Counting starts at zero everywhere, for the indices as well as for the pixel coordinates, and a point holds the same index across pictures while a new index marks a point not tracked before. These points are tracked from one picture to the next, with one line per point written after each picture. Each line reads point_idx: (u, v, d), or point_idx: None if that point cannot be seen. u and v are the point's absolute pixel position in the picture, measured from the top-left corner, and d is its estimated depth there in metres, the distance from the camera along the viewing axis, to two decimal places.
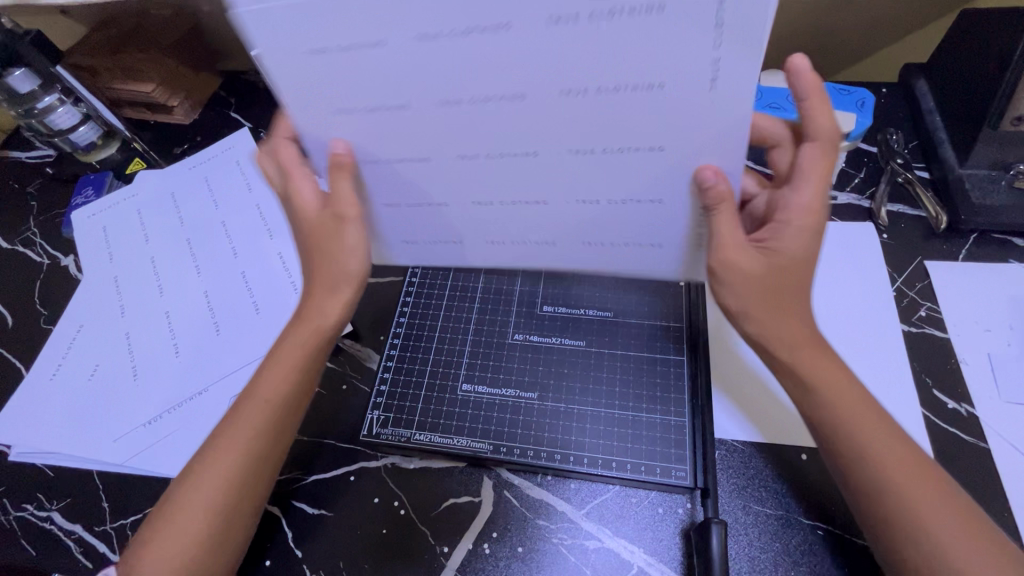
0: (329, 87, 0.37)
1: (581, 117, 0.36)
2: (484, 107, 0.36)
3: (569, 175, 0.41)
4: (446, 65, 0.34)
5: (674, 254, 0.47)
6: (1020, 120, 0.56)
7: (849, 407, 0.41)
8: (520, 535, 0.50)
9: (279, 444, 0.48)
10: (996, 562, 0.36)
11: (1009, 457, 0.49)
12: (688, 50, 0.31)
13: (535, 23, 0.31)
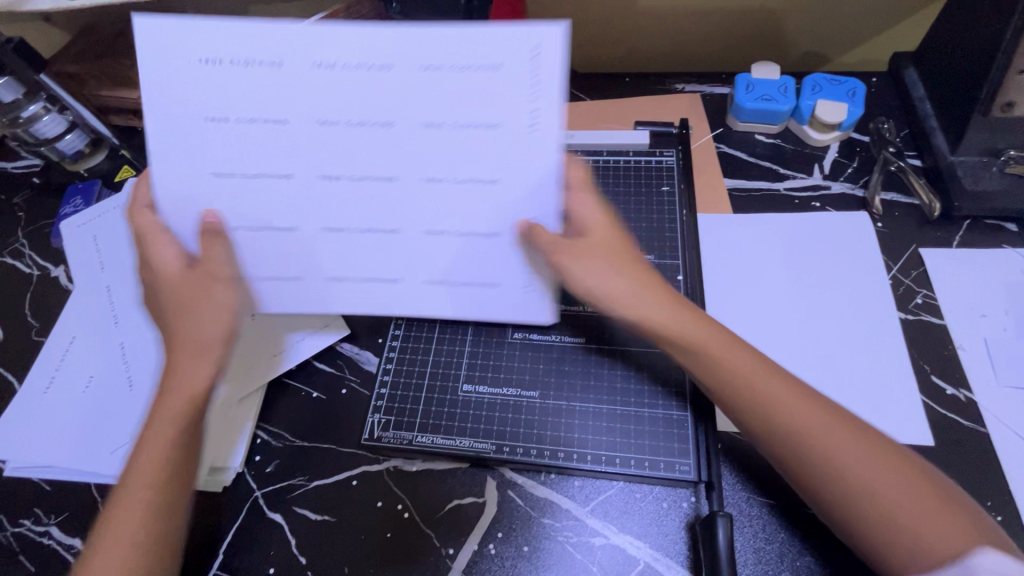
0: (197, 106, 0.40)
1: (431, 147, 0.40)
2: (351, 130, 0.40)
3: (427, 207, 0.43)
4: (335, 102, 0.40)
5: (522, 291, 0.48)
6: (1010, 106, 0.57)
7: (779, 395, 0.43)
8: (526, 533, 0.50)
9: (172, 530, 0.43)
10: (874, 455, 0.41)
11: (1008, 441, 0.49)
12: (502, 95, 0.38)
13: (409, 71, 0.38)
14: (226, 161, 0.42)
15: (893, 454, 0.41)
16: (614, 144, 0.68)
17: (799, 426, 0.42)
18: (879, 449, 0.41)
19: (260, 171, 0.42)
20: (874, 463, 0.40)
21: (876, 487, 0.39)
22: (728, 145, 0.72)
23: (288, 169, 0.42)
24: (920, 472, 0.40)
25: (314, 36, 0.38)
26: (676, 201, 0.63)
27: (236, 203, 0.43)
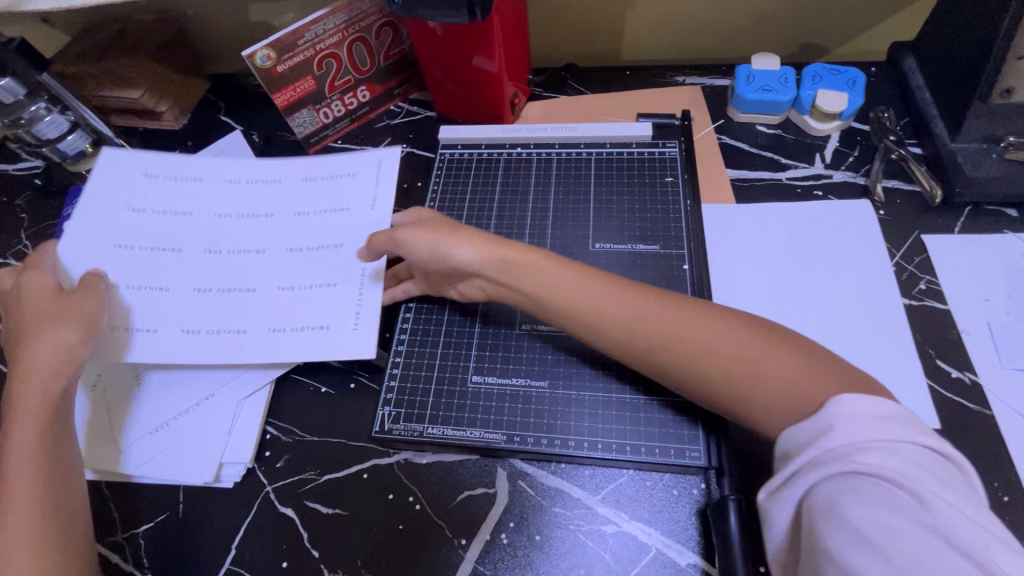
0: (182, 197, 0.63)
1: (279, 227, 0.63)
2: (213, 216, 0.63)
3: (272, 268, 0.61)
4: (269, 192, 0.66)
5: (344, 329, 0.56)
6: (1008, 92, 0.58)
7: (644, 313, 0.46)
8: (538, 523, 0.50)
9: (71, 477, 0.47)
10: (745, 338, 0.43)
11: (1014, 423, 0.50)
12: (323, 189, 0.65)
13: (221, 186, 0.65)
14: (185, 234, 0.62)
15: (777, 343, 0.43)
16: (617, 136, 0.68)
17: (665, 337, 0.45)
18: (750, 334, 0.43)
19: (172, 241, 0.61)
20: (761, 355, 0.42)
21: (746, 373, 0.42)
22: (730, 136, 0.72)
23: (180, 245, 0.61)
24: (782, 339, 0.43)
25: (235, 171, 0.66)
26: (679, 192, 0.64)
27: (164, 266, 0.60)
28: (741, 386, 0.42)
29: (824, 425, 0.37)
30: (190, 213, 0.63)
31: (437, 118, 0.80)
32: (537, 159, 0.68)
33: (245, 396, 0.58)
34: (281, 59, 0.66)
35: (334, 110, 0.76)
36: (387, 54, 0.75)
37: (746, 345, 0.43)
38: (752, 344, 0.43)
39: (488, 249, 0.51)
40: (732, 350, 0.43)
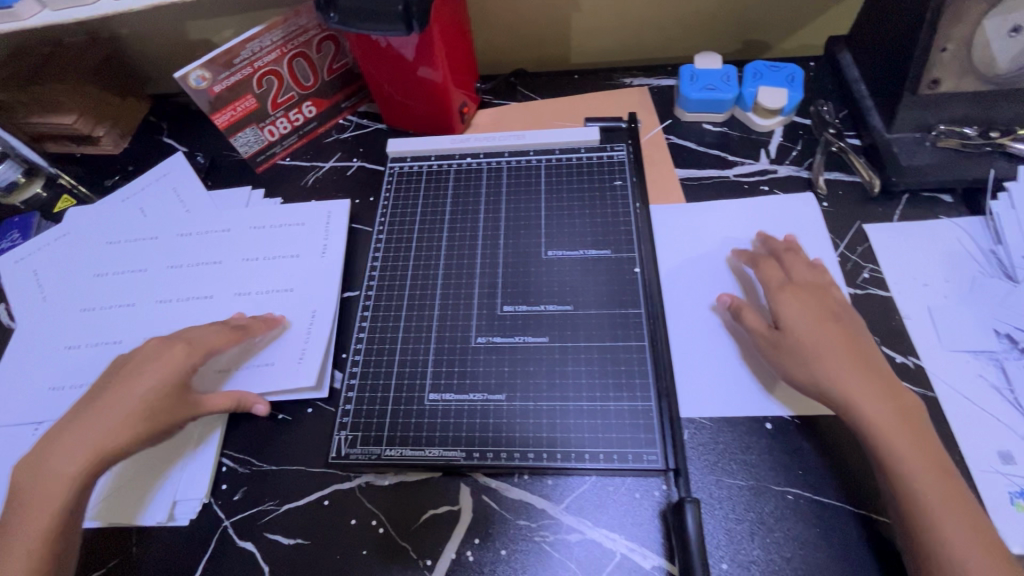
0: (138, 255, 0.69)
1: (227, 273, 0.66)
2: (165, 270, 0.67)
3: (220, 311, 0.63)
4: (216, 240, 0.69)
5: (284, 365, 0.58)
6: (935, 83, 0.60)
7: (952, 504, 0.43)
8: (502, 537, 0.50)
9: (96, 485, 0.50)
10: None
11: (956, 403, 0.51)
12: (270, 234, 0.69)
13: (172, 239, 0.70)
14: (138, 290, 0.66)
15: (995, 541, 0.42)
16: (566, 142, 0.68)
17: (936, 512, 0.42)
18: None
19: (123, 298, 0.66)
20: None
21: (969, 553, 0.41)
22: (678, 136, 0.73)
23: (133, 300, 0.65)
24: None
25: (184, 224, 0.71)
26: (628, 194, 0.64)
27: (118, 320, 0.64)
28: (956, 560, 0.41)
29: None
30: (144, 270, 0.67)
31: (388, 130, 0.79)
32: (487, 168, 0.68)
33: (198, 430, 0.57)
34: (218, 78, 0.64)
35: (280, 127, 0.74)
36: (331, 68, 0.73)
37: (971, 523, 0.42)
38: (980, 532, 0.42)
39: (839, 364, 0.48)
40: (957, 520, 0.42)
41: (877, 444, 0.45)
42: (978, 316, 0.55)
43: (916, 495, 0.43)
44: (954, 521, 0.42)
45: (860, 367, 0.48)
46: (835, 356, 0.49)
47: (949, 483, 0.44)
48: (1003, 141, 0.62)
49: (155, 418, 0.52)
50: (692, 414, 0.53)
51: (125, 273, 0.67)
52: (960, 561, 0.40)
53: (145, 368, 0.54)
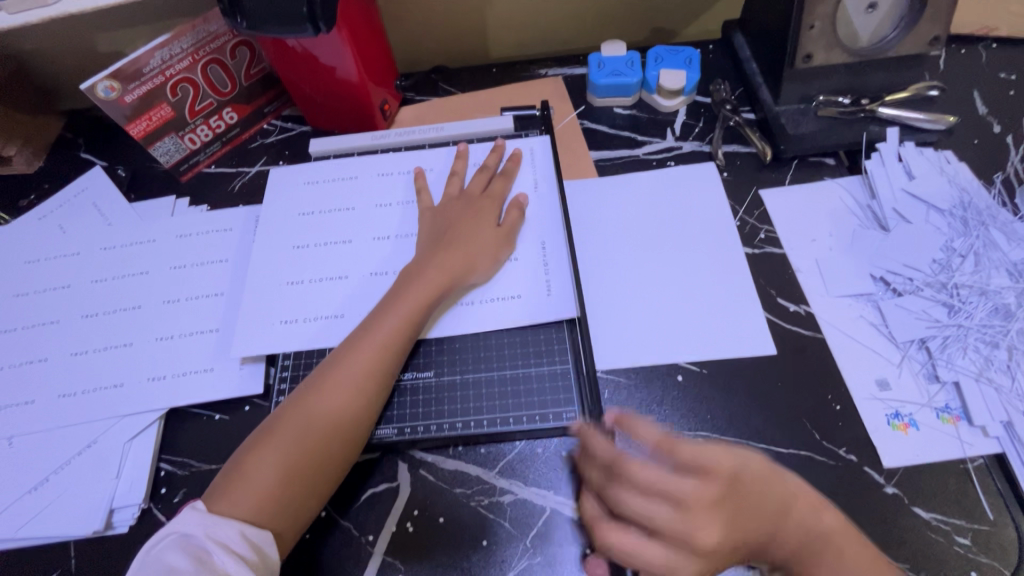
0: (59, 271, 0.68)
1: (154, 285, 0.66)
2: (90, 284, 0.66)
3: (149, 322, 0.63)
4: (140, 251, 0.68)
5: (220, 373, 0.60)
6: (809, 57, 0.66)
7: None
8: (440, 505, 0.52)
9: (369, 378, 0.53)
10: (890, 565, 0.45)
11: (842, 342, 0.57)
12: (198, 242, 0.69)
13: (95, 252, 0.69)
14: (61, 306, 0.65)
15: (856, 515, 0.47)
16: (482, 131, 0.71)
17: None
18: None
19: (45, 317, 0.64)
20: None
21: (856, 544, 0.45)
22: (591, 120, 0.77)
23: (57, 317, 0.64)
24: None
25: (106, 237, 0.70)
26: (541, 171, 0.67)
27: (41, 339, 0.63)
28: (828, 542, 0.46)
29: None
30: (68, 285, 0.66)
31: (312, 132, 0.80)
32: (407, 158, 0.70)
33: (132, 438, 0.57)
34: (127, 88, 0.64)
35: (201, 134, 0.74)
36: (248, 73, 0.74)
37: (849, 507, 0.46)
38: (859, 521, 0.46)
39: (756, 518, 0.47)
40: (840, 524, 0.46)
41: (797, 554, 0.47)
42: (858, 263, 0.61)
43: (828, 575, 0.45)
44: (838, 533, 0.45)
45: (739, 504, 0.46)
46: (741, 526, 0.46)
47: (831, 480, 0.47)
48: (872, 106, 0.68)
49: (490, 249, 0.59)
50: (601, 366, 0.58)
51: (47, 290, 0.66)
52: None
53: (449, 254, 0.58)
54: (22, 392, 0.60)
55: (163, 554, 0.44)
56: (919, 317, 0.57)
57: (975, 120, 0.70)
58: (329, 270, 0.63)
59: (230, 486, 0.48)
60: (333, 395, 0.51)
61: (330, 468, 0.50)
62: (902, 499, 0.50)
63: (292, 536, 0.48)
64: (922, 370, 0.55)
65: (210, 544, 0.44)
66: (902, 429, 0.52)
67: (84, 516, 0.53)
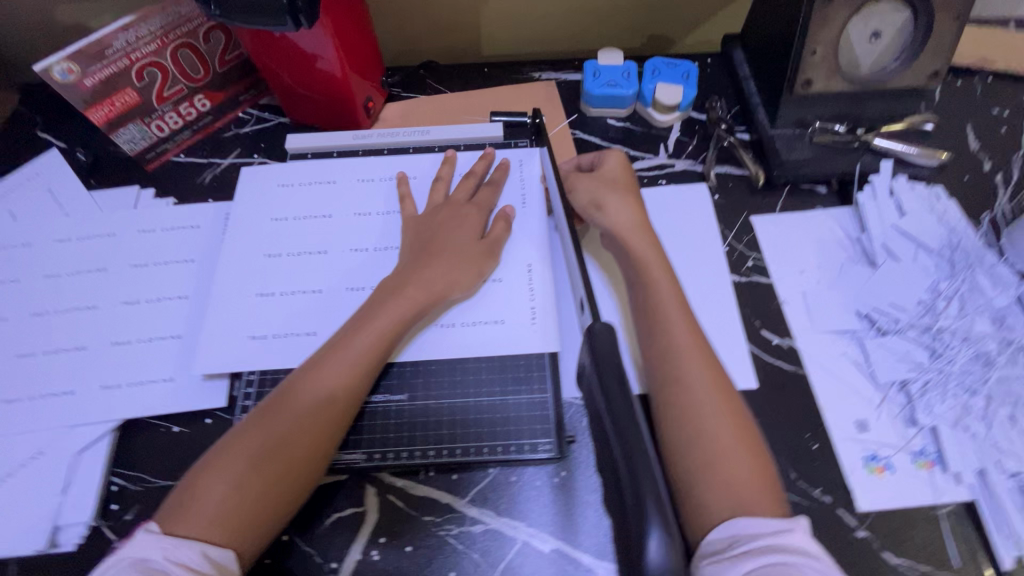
0: (9, 262, 0.63)
1: (112, 282, 0.61)
2: (42, 279, 0.62)
3: (108, 322, 0.59)
4: (98, 245, 0.64)
5: (180, 385, 0.56)
6: (807, 83, 0.65)
7: (742, 442, 0.47)
8: (407, 534, 0.50)
9: (345, 392, 0.50)
10: (755, 463, 0.47)
11: (823, 380, 0.57)
12: (163, 237, 0.64)
13: (49, 243, 0.64)
14: (10, 300, 0.60)
15: (754, 433, 0.49)
16: (469, 137, 0.68)
17: (742, 455, 0.47)
18: (761, 472, 0.46)
19: None
20: (752, 468, 0.46)
21: (728, 451, 0.46)
22: (583, 131, 0.75)
23: (4, 314, 0.60)
24: (769, 480, 0.46)
25: (61, 228, 0.65)
26: (530, 185, 0.64)
27: None
28: (716, 414, 0.48)
29: (786, 522, 0.43)
30: (17, 279, 0.62)
31: (290, 124, 0.75)
32: (389, 164, 0.67)
33: (82, 449, 0.54)
34: (87, 71, 0.60)
35: (169, 121, 0.70)
36: (222, 60, 0.69)
37: (733, 418, 0.48)
38: (744, 433, 0.48)
39: (699, 366, 0.50)
40: (724, 427, 0.47)
41: (697, 410, 0.48)
42: (844, 299, 0.60)
43: (711, 431, 0.47)
44: (718, 434, 0.47)
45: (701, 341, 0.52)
46: (695, 363, 0.50)
47: (720, 382, 0.50)
48: (867, 137, 0.67)
49: (472, 264, 0.57)
50: (575, 394, 0.55)
51: None
52: (727, 446, 0.47)
53: (431, 268, 0.55)
54: None
55: None
56: (901, 359, 0.56)
57: (967, 156, 0.70)
58: (303, 280, 0.60)
59: (186, 504, 0.45)
60: (296, 414, 0.49)
61: (295, 485, 0.47)
62: (873, 542, 0.50)
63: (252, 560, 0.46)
64: (901, 413, 0.54)
65: (174, 569, 0.41)
66: (878, 472, 0.52)
67: (28, 530, 0.50)
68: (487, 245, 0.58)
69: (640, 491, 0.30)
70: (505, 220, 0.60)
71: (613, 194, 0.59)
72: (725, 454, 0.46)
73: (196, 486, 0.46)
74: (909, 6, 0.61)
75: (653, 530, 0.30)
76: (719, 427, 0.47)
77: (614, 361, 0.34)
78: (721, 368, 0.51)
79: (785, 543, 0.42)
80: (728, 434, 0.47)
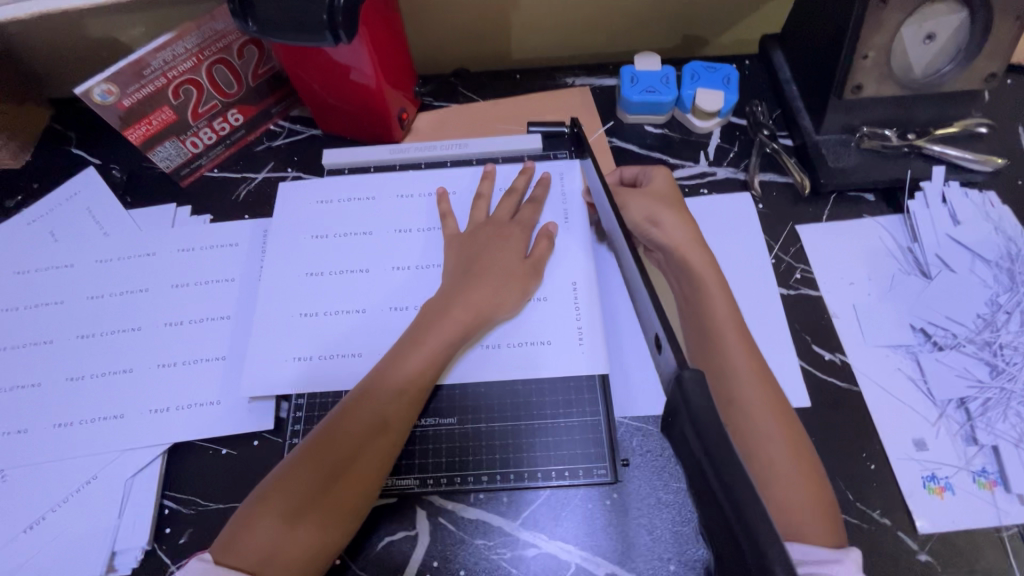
0: (52, 283, 0.63)
1: (154, 303, 0.62)
2: (85, 301, 0.62)
3: (153, 344, 0.59)
4: (139, 265, 0.64)
5: (227, 407, 0.56)
6: (858, 88, 0.63)
7: (799, 470, 0.46)
8: (459, 558, 0.50)
9: (395, 417, 0.50)
10: (812, 492, 0.46)
11: (878, 398, 0.55)
12: (202, 257, 0.64)
13: (90, 263, 0.64)
14: (55, 323, 0.61)
15: (813, 461, 0.48)
16: (507, 149, 0.67)
17: (797, 483, 0.46)
18: (818, 501, 0.46)
19: (39, 335, 0.60)
20: (808, 497, 0.45)
21: (783, 480, 0.46)
22: (620, 139, 0.73)
23: (50, 336, 0.60)
24: (826, 510, 0.46)
25: (102, 248, 0.65)
26: (572, 199, 0.63)
27: (33, 359, 0.59)
28: (771, 440, 0.47)
29: (835, 553, 0.43)
30: (61, 301, 0.62)
31: (323, 137, 0.75)
32: (427, 178, 0.66)
33: (132, 472, 0.54)
34: (126, 92, 0.59)
35: (203, 137, 0.69)
36: (256, 73, 0.68)
37: (789, 446, 0.47)
38: (801, 457, 0.47)
39: (755, 391, 0.49)
40: (783, 451, 0.47)
41: (753, 438, 0.48)
42: (897, 312, 0.59)
43: (767, 459, 0.47)
44: (773, 460, 0.47)
45: (759, 364, 0.51)
46: (753, 387, 0.49)
47: (777, 408, 0.49)
48: (918, 143, 0.65)
49: (521, 286, 0.56)
50: (625, 414, 0.54)
51: (41, 305, 0.62)
52: (783, 473, 0.46)
53: (477, 289, 0.55)
54: (13, 420, 0.56)
55: None
56: (960, 376, 0.55)
57: (1021, 160, 0.68)
58: (346, 299, 0.59)
59: (241, 531, 0.45)
60: (347, 440, 0.48)
61: (346, 513, 0.47)
62: (935, 566, 0.49)
63: None
64: (960, 431, 0.53)
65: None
66: (938, 493, 0.51)
67: (84, 557, 0.50)
68: (533, 266, 0.57)
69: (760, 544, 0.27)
70: (548, 236, 0.59)
71: (665, 209, 0.58)
72: (780, 482, 0.46)
73: (252, 511, 0.46)
74: (965, 7, 0.58)
75: None
76: (776, 455, 0.47)
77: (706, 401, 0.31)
78: (776, 393, 0.50)
79: (829, 574, 0.42)
80: (783, 463, 0.47)
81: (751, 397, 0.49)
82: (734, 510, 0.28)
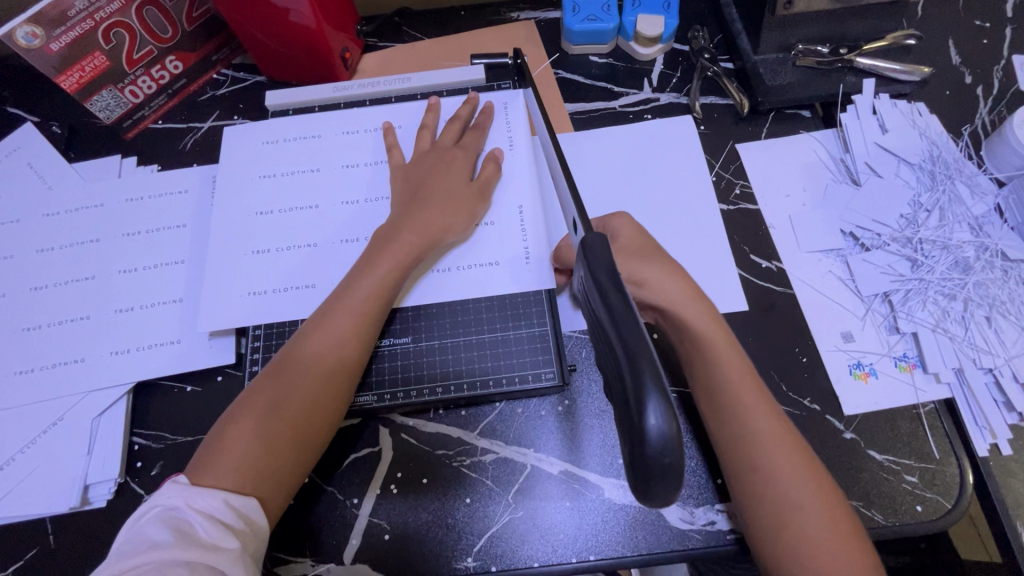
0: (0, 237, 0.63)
1: (106, 252, 0.62)
2: (36, 254, 0.62)
3: (108, 292, 0.60)
4: (87, 216, 0.64)
5: (187, 346, 0.58)
6: (790, 3, 0.63)
7: (835, 526, 0.44)
8: (422, 467, 0.53)
9: (356, 340, 0.51)
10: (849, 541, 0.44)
11: (810, 297, 0.59)
12: (151, 205, 0.64)
13: (38, 218, 0.64)
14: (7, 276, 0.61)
15: (850, 517, 0.45)
16: (451, 82, 0.67)
17: (837, 546, 0.43)
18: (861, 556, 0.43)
19: None
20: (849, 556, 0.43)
21: (826, 545, 0.43)
22: (566, 70, 0.74)
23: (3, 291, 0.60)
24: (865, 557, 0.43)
25: (48, 203, 0.65)
26: (516, 127, 0.64)
27: None
28: (802, 501, 0.44)
29: None
30: (11, 255, 0.62)
31: (268, 82, 0.74)
32: (372, 115, 0.66)
33: (98, 413, 0.55)
34: (52, 35, 0.58)
35: (143, 86, 0.68)
36: (190, 17, 0.67)
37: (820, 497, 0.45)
38: (838, 518, 0.44)
39: (777, 449, 0.46)
40: (819, 518, 0.44)
41: (786, 504, 0.44)
42: (829, 218, 0.62)
43: (805, 525, 0.44)
44: (814, 527, 0.44)
45: (775, 415, 0.48)
46: (775, 446, 0.46)
47: (803, 460, 0.46)
48: (850, 56, 0.67)
49: (468, 209, 0.57)
50: (573, 327, 0.58)
51: None
52: (817, 532, 0.44)
53: (424, 212, 0.56)
54: None
55: (145, 526, 0.42)
56: (883, 272, 0.59)
57: (949, 70, 0.70)
58: (298, 235, 0.60)
59: (213, 455, 0.46)
60: (309, 365, 0.50)
61: (312, 438, 0.49)
62: (858, 442, 0.53)
63: (278, 503, 0.47)
64: (884, 322, 0.57)
65: (195, 515, 0.42)
66: (862, 378, 0.55)
67: (56, 492, 0.52)
68: (480, 189, 0.58)
69: (636, 360, 0.31)
70: (495, 161, 0.60)
71: (648, 264, 0.51)
72: (819, 544, 0.43)
73: (223, 440, 0.47)
74: None
75: (651, 403, 0.31)
76: (809, 516, 0.44)
77: (604, 258, 0.36)
78: (796, 440, 0.47)
79: None
80: (820, 525, 0.44)
81: (771, 457, 0.46)
82: (619, 339, 0.33)
